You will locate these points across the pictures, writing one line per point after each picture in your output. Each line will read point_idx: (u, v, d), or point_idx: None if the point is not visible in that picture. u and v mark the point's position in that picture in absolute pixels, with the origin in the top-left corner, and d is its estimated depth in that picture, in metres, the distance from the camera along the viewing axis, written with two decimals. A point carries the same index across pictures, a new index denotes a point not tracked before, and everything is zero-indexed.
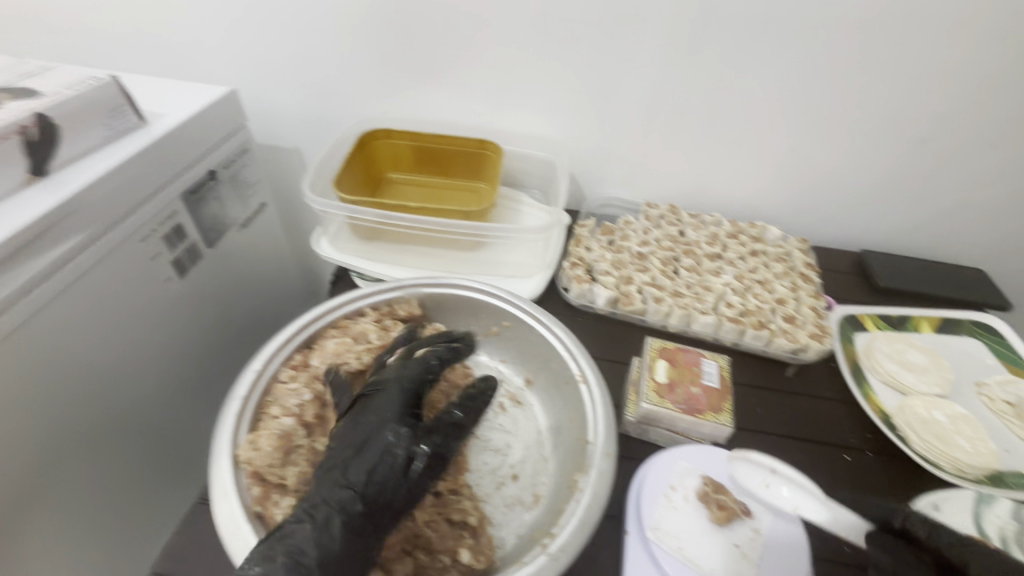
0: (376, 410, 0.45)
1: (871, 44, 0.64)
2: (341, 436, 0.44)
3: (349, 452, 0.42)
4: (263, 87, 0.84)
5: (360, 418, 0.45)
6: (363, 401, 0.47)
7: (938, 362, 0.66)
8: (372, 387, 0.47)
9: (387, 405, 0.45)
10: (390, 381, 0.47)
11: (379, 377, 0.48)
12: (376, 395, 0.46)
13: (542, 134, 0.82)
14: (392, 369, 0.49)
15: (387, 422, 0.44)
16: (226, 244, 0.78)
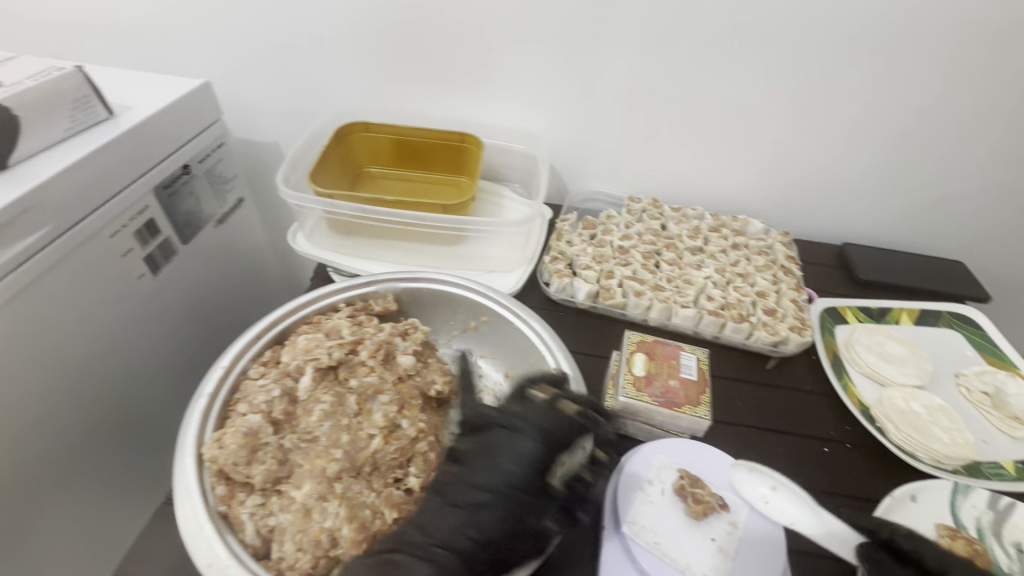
0: (512, 453, 0.43)
1: (852, 36, 0.64)
2: (466, 472, 0.43)
3: (482, 494, 0.41)
4: (240, 80, 0.82)
5: (496, 457, 0.43)
6: (496, 434, 0.45)
7: (916, 354, 0.66)
8: (510, 424, 0.45)
9: (525, 458, 0.43)
10: (530, 427, 0.44)
11: (517, 415, 0.46)
12: (511, 435, 0.44)
13: (523, 127, 0.82)
14: (528, 403, 0.47)
15: (518, 473, 0.42)
16: (202, 239, 0.76)
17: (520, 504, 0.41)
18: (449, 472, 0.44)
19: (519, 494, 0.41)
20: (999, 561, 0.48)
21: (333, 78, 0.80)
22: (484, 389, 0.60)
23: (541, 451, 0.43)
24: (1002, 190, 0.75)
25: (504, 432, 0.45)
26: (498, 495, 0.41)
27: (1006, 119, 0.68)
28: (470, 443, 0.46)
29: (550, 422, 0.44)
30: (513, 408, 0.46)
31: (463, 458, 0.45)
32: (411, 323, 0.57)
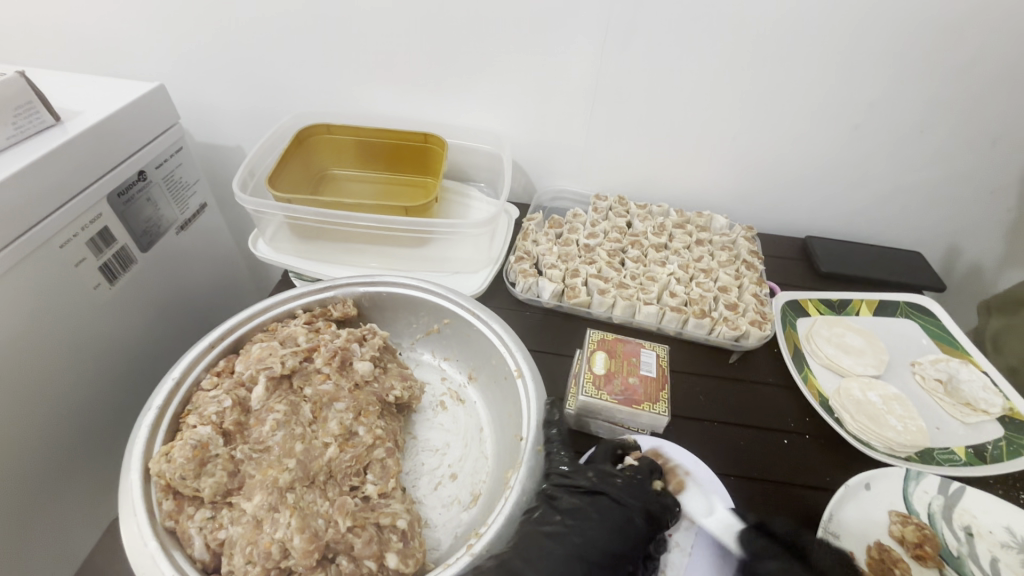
0: (627, 525, 0.44)
1: (804, 34, 0.65)
2: (571, 531, 0.43)
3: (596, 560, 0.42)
4: (198, 83, 0.81)
5: (602, 523, 0.44)
6: (603, 502, 0.46)
7: (874, 344, 0.68)
8: (620, 495, 0.46)
9: (633, 532, 0.44)
10: (638, 501, 0.46)
11: (622, 487, 0.47)
12: (620, 507, 0.45)
13: (488, 127, 0.81)
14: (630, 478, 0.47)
15: (627, 548, 0.43)
16: (162, 247, 0.74)
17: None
18: (547, 524, 0.44)
19: (625, 566, 0.43)
20: (947, 545, 0.49)
21: (293, 79, 0.79)
22: (448, 392, 0.61)
23: (649, 529, 0.45)
24: (953, 181, 0.77)
25: (614, 503, 0.45)
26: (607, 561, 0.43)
27: (955, 113, 0.70)
28: (576, 500, 0.45)
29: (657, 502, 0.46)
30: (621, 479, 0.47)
31: (564, 512, 0.45)
32: (369, 329, 0.57)
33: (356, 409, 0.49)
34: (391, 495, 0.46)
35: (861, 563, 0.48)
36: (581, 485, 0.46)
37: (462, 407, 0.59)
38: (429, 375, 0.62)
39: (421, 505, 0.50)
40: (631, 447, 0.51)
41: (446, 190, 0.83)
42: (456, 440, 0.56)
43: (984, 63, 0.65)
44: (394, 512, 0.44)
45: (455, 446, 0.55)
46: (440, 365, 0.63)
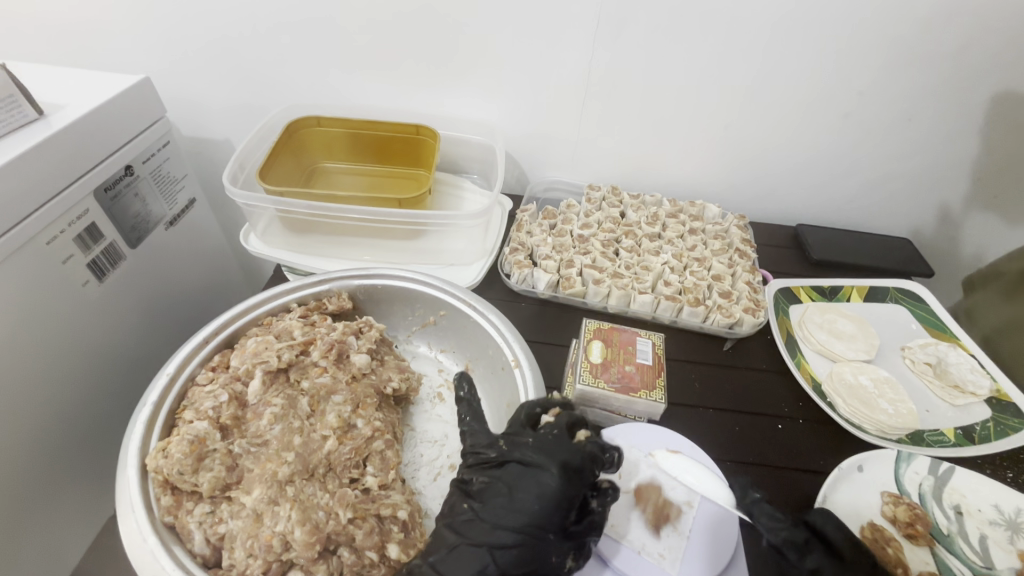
0: (537, 488, 0.41)
1: (795, 22, 0.65)
2: (482, 509, 0.42)
3: (504, 534, 0.40)
4: (184, 76, 0.79)
5: (511, 492, 0.42)
6: (510, 469, 0.43)
7: (864, 329, 0.69)
8: (528, 456, 0.43)
9: (546, 494, 0.41)
10: (550, 461, 0.42)
11: (530, 449, 0.44)
12: (527, 470, 0.43)
13: (480, 119, 0.81)
14: (539, 438, 0.44)
15: (536, 510, 0.40)
16: (152, 242, 0.73)
17: (543, 541, 0.40)
18: (464, 509, 0.43)
19: (543, 530, 0.40)
20: (937, 523, 0.51)
21: (282, 71, 0.78)
22: (445, 383, 0.61)
23: (562, 484, 0.41)
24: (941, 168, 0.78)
25: (519, 468, 0.43)
26: (518, 528, 0.40)
27: (943, 100, 0.71)
28: (485, 477, 0.44)
29: (567, 456, 0.43)
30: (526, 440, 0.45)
31: (478, 493, 0.43)
32: (365, 321, 0.57)
33: (354, 403, 0.49)
34: (391, 486, 0.46)
35: None
36: (489, 459, 0.45)
37: None
38: (426, 367, 0.62)
39: (421, 496, 0.50)
40: (551, 404, 0.48)
41: (439, 182, 0.82)
42: (455, 431, 0.56)
43: (970, 51, 0.66)
44: (394, 503, 0.44)
45: (454, 437, 0.55)
46: (437, 357, 0.63)
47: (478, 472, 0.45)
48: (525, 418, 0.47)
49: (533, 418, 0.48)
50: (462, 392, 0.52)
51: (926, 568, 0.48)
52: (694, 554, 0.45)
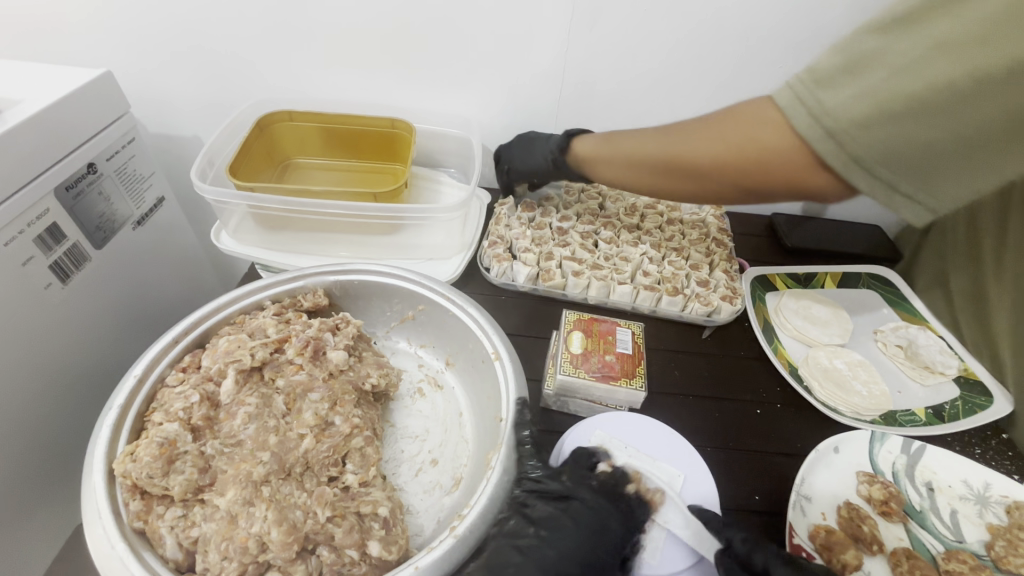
0: (601, 529, 0.44)
1: (765, 10, 0.66)
2: (546, 538, 0.42)
3: (570, 565, 0.41)
4: (147, 68, 0.77)
5: (579, 530, 0.43)
6: (574, 506, 0.44)
7: (838, 314, 0.70)
8: (594, 496, 0.45)
9: (610, 537, 0.43)
10: (611, 505, 0.45)
11: (592, 490, 0.46)
12: (592, 511, 0.45)
13: (455, 112, 0.80)
14: (604, 483, 0.46)
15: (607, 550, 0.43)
16: (119, 243, 0.71)
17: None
18: (528, 533, 0.42)
19: (602, 571, 0.42)
20: (910, 500, 0.52)
21: (252, 64, 0.76)
22: (425, 379, 0.60)
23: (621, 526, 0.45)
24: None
25: (585, 505, 0.45)
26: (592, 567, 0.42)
27: None
28: (549, 507, 0.44)
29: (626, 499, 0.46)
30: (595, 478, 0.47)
31: (539, 520, 0.43)
32: (342, 317, 0.55)
33: (332, 401, 0.48)
34: (372, 483, 0.45)
35: (831, 522, 0.50)
36: (552, 490, 0.45)
37: (441, 394, 0.59)
38: (406, 362, 0.62)
39: (402, 492, 0.49)
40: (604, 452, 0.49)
41: (416, 175, 0.81)
42: (435, 426, 0.55)
43: None
44: (375, 500, 0.44)
45: (435, 431, 0.55)
46: (417, 353, 0.63)
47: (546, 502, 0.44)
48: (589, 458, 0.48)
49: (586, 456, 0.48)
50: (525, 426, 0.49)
51: (900, 543, 0.49)
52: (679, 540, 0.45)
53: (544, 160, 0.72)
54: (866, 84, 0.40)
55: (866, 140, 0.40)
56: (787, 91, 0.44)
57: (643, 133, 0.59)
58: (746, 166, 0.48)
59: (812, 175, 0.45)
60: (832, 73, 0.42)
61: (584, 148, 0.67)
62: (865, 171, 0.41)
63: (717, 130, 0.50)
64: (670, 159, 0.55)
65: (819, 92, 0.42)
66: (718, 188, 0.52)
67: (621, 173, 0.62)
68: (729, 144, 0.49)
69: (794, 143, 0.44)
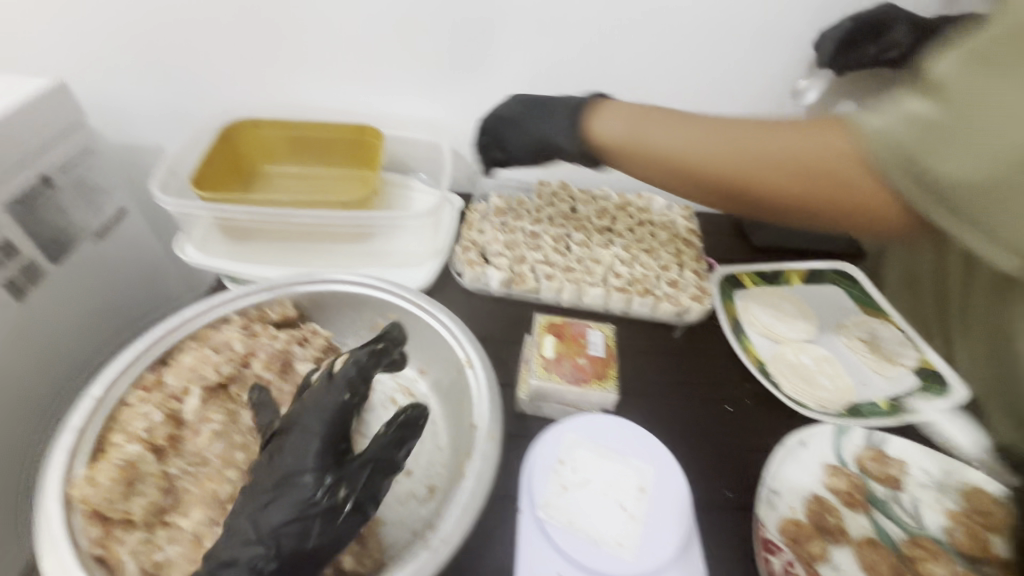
0: (291, 447, 0.42)
1: (724, 15, 0.67)
2: (268, 468, 0.41)
3: (270, 495, 0.40)
4: (102, 73, 0.74)
5: (278, 455, 0.42)
6: (284, 435, 0.43)
7: (803, 310, 0.72)
8: (295, 417, 0.43)
9: (304, 452, 0.41)
10: (308, 416, 0.43)
11: (296, 412, 0.44)
12: (294, 433, 0.42)
13: (424, 116, 0.80)
14: (306, 402, 0.44)
15: (309, 465, 0.40)
16: (78, 258, 0.69)
17: (300, 490, 0.39)
18: (258, 469, 0.42)
19: (297, 482, 0.40)
20: (874, 490, 0.54)
21: (216, 70, 0.74)
22: (398, 388, 0.59)
23: (330, 436, 0.42)
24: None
25: (289, 430, 0.43)
26: (291, 488, 0.39)
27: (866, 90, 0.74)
28: (264, 449, 0.43)
29: (335, 411, 0.43)
30: (303, 403, 0.45)
31: (267, 453, 0.42)
32: (311, 329, 0.55)
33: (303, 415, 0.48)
34: None
35: (799, 514, 0.51)
36: (276, 428, 0.44)
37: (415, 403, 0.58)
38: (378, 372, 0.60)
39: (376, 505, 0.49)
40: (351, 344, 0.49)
41: (387, 181, 0.81)
42: None
43: None
44: None
45: None
46: None
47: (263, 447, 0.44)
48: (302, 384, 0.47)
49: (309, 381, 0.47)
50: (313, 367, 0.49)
51: (866, 533, 0.51)
52: (652, 538, 0.45)
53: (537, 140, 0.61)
54: (976, 118, 0.33)
55: (958, 179, 0.34)
56: (878, 118, 0.38)
57: (687, 132, 0.50)
58: (825, 195, 0.42)
59: (889, 216, 0.40)
60: (931, 97, 0.36)
61: (608, 137, 0.54)
62: (959, 216, 0.35)
63: (786, 139, 0.44)
64: (726, 174, 0.47)
65: (916, 126, 0.36)
66: (772, 211, 0.47)
67: (651, 178, 0.53)
68: (822, 174, 0.42)
69: (893, 200, 0.39)
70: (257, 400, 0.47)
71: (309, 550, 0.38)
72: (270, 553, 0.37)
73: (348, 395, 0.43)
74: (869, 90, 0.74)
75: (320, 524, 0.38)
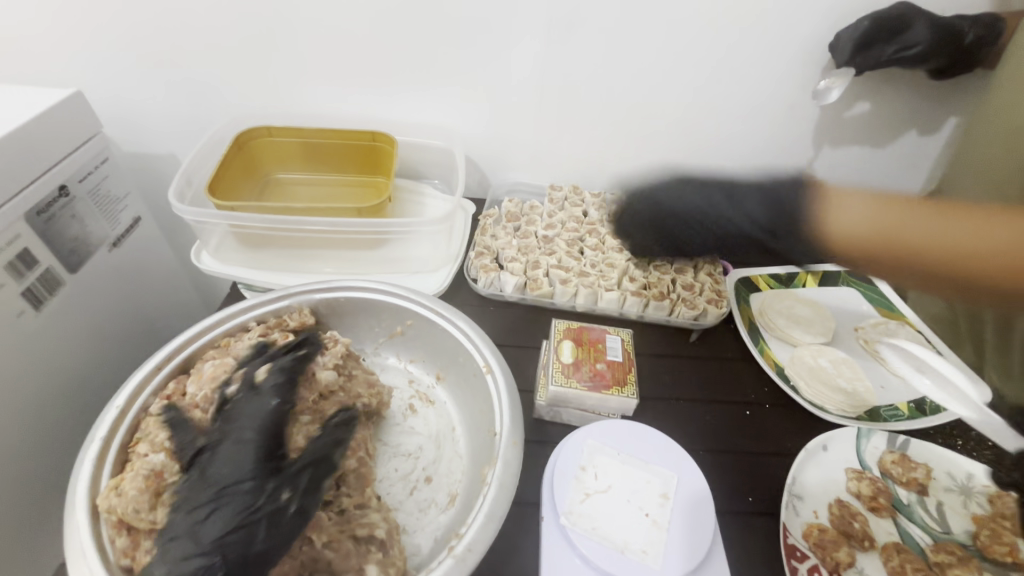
0: (224, 459, 0.41)
1: (736, 19, 0.67)
2: (201, 482, 0.40)
3: (204, 508, 0.38)
4: (118, 84, 0.75)
5: (209, 469, 0.40)
6: (213, 451, 0.42)
7: (821, 313, 0.72)
8: (220, 433, 0.43)
9: (241, 461, 0.41)
10: (242, 429, 0.43)
11: (221, 428, 0.43)
12: (224, 447, 0.42)
13: (435, 123, 0.80)
14: (234, 415, 0.44)
15: (246, 472, 0.40)
16: (95, 267, 0.69)
17: (241, 496, 0.39)
18: (183, 488, 0.40)
19: (236, 489, 0.39)
20: (898, 495, 0.53)
21: (230, 80, 0.75)
22: (416, 394, 0.59)
23: (266, 443, 0.42)
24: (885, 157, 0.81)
25: (218, 446, 0.42)
26: (232, 496, 0.39)
27: (879, 92, 0.74)
28: (189, 467, 0.41)
29: (266, 417, 0.44)
30: (228, 418, 0.44)
31: (197, 468, 0.41)
32: (331, 336, 0.55)
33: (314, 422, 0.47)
34: (367, 505, 0.45)
35: (823, 519, 0.51)
36: (200, 446, 0.43)
37: (433, 409, 0.58)
38: (396, 378, 0.61)
39: (398, 513, 0.49)
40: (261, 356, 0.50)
41: (399, 188, 0.81)
42: (429, 443, 0.55)
43: None
44: (371, 522, 0.43)
45: (428, 449, 0.54)
46: (407, 368, 0.62)
47: (181, 470, 0.41)
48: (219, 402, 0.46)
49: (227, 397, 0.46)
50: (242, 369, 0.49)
51: (891, 538, 0.50)
52: (676, 545, 0.44)
53: (760, 237, 0.53)
54: None
55: None
56: None
57: (938, 221, 0.43)
58: None
59: None
60: None
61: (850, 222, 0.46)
62: None
63: None
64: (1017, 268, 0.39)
65: None
66: None
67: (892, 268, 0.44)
68: None
69: None
70: (168, 420, 0.45)
71: (258, 551, 0.37)
72: (218, 561, 0.36)
73: (277, 402, 0.45)
74: (882, 88, 0.74)
75: (266, 524, 0.38)
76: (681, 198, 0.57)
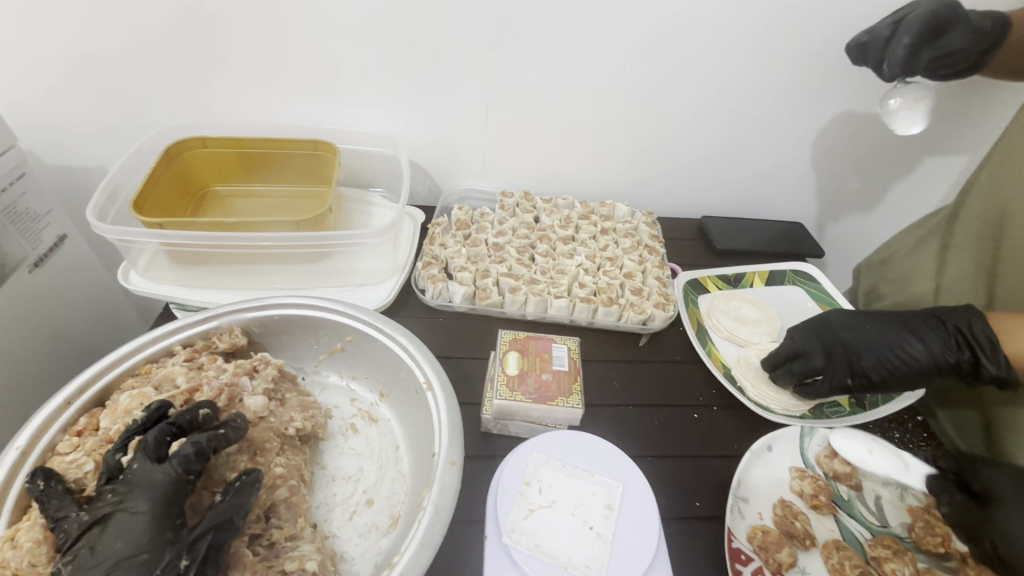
0: (117, 534, 0.36)
1: (678, 25, 0.68)
2: (82, 563, 0.35)
3: None
4: (39, 93, 0.70)
5: (98, 548, 0.36)
6: (102, 526, 0.37)
7: (767, 313, 0.73)
8: (111, 505, 0.38)
9: (135, 537, 0.36)
10: (136, 498, 0.38)
11: (114, 499, 0.38)
12: (118, 522, 0.37)
13: (381, 130, 0.78)
14: (128, 483, 0.38)
15: (143, 545, 0.36)
16: (12, 289, 0.65)
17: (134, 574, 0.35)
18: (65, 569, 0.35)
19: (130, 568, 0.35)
20: (838, 491, 0.54)
21: (160, 87, 0.71)
22: (358, 413, 0.57)
23: (162, 513, 0.37)
24: (879, 210, 0.92)
25: (109, 520, 0.37)
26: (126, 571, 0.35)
27: (819, 96, 0.76)
28: (73, 542, 0.36)
29: (163, 490, 0.38)
30: (119, 487, 0.38)
31: (77, 547, 0.36)
32: (261, 358, 0.53)
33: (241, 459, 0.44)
34: (299, 536, 0.44)
35: (768, 521, 0.51)
36: (88, 519, 0.37)
37: (375, 427, 0.56)
38: (337, 398, 0.59)
39: (335, 539, 0.47)
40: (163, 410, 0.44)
41: (346, 198, 0.79)
42: (370, 465, 0.53)
43: (825, 52, 0.71)
44: (301, 555, 0.42)
45: (369, 470, 0.53)
46: (349, 386, 0.60)
47: (62, 552, 0.36)
48: (114, 467, 0.40)
49: (122, 465, 0.40)
50: (143, 421, 0.43)
51: (832, 535, 0.51)
52: (619, 558, 0.44)
53: (941, 354, 0.56)
54: None
55: None
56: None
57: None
58: None
59: None
60: None
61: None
62: None
63: None
64: None
65: None
66: None
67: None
68: None
69: None
70: (36, 496, 0.39)
71: None
72: None
73: (177, 474, 0.39)
74: (864, 169, 0.85)
75: None
76: (847, 325, 0.61)
